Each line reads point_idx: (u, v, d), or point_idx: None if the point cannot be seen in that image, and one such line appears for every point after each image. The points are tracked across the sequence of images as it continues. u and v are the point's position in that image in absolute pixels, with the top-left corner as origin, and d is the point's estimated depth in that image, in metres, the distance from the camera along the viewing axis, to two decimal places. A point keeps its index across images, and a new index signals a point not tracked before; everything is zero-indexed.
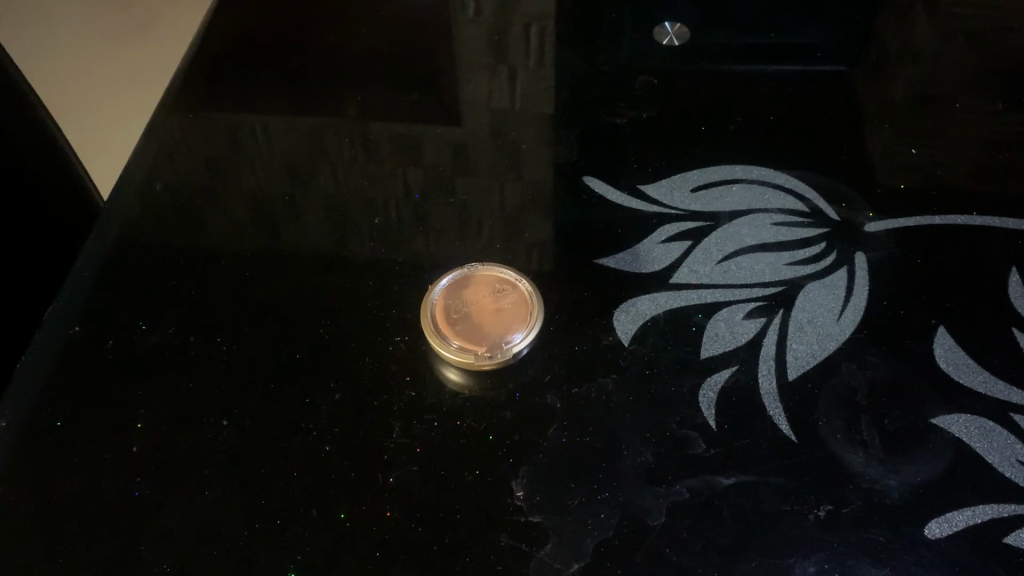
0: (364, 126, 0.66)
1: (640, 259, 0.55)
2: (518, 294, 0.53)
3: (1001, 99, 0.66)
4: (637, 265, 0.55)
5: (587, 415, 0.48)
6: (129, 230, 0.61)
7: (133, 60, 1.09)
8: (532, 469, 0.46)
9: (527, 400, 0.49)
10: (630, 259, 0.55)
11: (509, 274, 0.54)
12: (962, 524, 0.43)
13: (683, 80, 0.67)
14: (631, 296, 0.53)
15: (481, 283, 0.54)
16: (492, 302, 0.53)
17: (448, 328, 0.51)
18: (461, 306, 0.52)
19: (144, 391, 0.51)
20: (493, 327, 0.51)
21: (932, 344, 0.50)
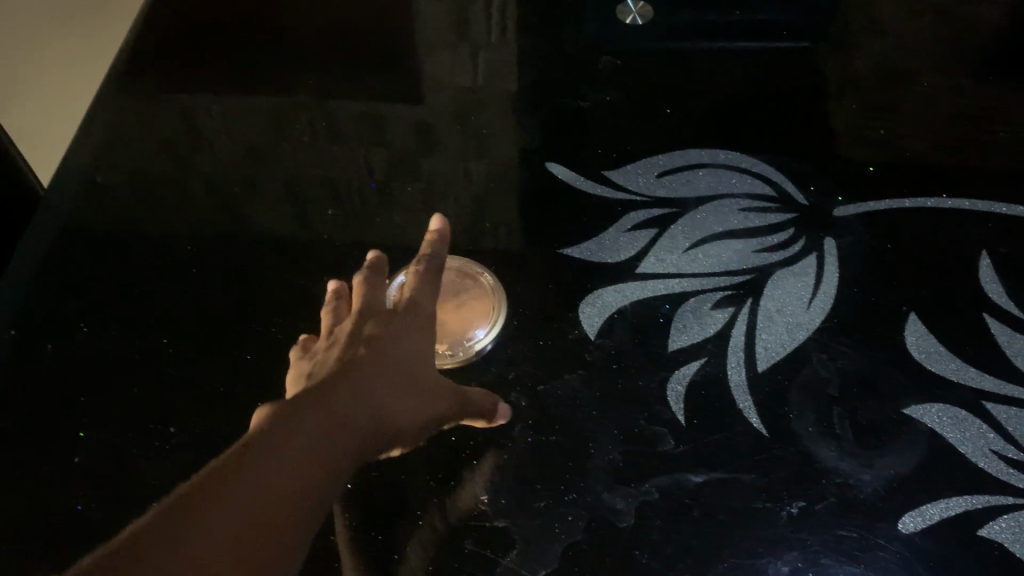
0: (317, 110, 0.64)
1: (604, 247, 0.54)
2: (479, 287, 0.52)
3: (973, 70, 0.64)
4: (602, 254, 0.53)
5: (553, 414, 0.46)
6: (69, 226, 0.58)
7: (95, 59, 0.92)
8: (496, 471, 0.45)
9: None
10: (595, 248, 0.54)
11: (470, 266, 0.53)
12: (936, 518, 0.42)
13: (647, 60, 0.65)
14: (596, 286, 0.52)
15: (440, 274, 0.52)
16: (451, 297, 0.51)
17: None
18: None
19: (88, 399, 0.49)
20: (456, 324, 0.50)
21: (903, 331, 0.49)
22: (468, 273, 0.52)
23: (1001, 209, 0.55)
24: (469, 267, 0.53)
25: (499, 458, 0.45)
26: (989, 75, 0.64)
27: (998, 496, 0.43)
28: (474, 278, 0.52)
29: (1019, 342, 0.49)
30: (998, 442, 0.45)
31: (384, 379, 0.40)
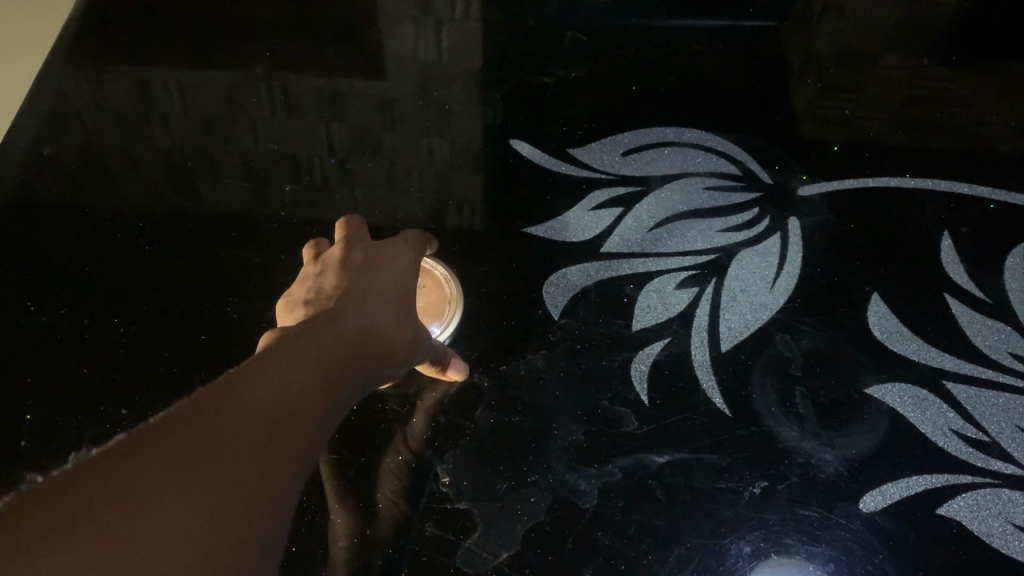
0: (275, 83, 0.62)
1: (567, 231, 0.53)
2: (432, 281, 0.49)
3: (936, 50, 0.64)
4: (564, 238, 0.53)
5: (515, 395, 0.46)
6: (15, 200, 0.56)
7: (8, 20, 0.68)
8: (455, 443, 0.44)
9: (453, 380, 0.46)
10: (558, 231, 0.53)
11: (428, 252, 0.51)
12: (896, 497, 0.42)
13: (612, 37, 0.64)
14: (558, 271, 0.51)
15: None
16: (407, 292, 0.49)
17: None
18: None
19: (33, 378, 0.48)
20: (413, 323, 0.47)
21: (866, 312, 0.49)
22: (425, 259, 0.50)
23: (963, 190, 0.55)
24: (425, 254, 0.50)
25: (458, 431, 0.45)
26: (951, 55, 0.64)
27: (957, 475, 0.43)
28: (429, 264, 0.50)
29: (980, 322, 0.49)
30: (958, 422, 0.45)
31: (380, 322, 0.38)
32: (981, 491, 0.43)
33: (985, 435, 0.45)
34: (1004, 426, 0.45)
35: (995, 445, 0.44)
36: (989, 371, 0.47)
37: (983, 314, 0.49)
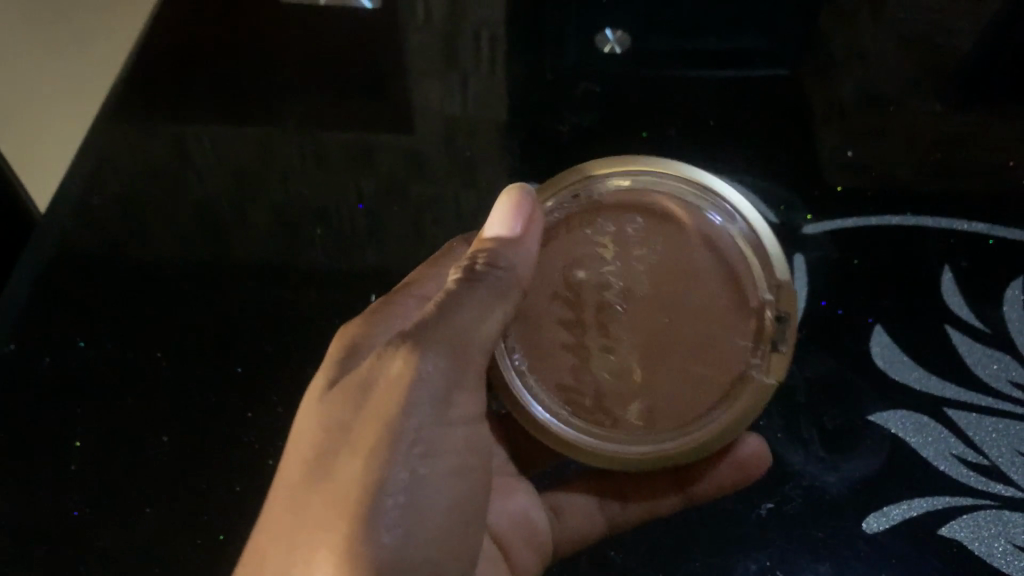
0: (309, 134, 0.66)
1: (648, 191, 0.50)
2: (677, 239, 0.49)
3: (945, 96, 0.66)
4: (666, 200, 0.50)
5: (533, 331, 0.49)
6: (65, 245, 0.62)
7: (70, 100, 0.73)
8: (759, 275, 0.48)
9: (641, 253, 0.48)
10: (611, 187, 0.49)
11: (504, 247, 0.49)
12: (898, 518, 0.45)
13: (629, 84, 0.67)
14: (672, 209, 0.49)
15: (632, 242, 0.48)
16: (634, 260, 0.48)
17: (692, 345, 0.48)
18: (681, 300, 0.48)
19: (81, 409, 0.53)
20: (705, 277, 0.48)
21: (869, 341, 0.51)
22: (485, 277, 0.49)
23: (963, 227, 0.58)
24: (577, 219, 0.49)
25: (756, 260, 0.48)
26: (961, 102, 0.66)
27: (959, 497, 0.46)
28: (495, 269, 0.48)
29: (979, 351, 0.52)
30: (959, 447, 0.48)
31: (395, 481, 0.41)
32: (982, 512, 0.45)
33: (985, 459, 0.47)
34: (1004, 451, 0.48)
35: (994, 468, 0.47)
36: (988, 400, 0.50)
37: (982, 344, 0.52)
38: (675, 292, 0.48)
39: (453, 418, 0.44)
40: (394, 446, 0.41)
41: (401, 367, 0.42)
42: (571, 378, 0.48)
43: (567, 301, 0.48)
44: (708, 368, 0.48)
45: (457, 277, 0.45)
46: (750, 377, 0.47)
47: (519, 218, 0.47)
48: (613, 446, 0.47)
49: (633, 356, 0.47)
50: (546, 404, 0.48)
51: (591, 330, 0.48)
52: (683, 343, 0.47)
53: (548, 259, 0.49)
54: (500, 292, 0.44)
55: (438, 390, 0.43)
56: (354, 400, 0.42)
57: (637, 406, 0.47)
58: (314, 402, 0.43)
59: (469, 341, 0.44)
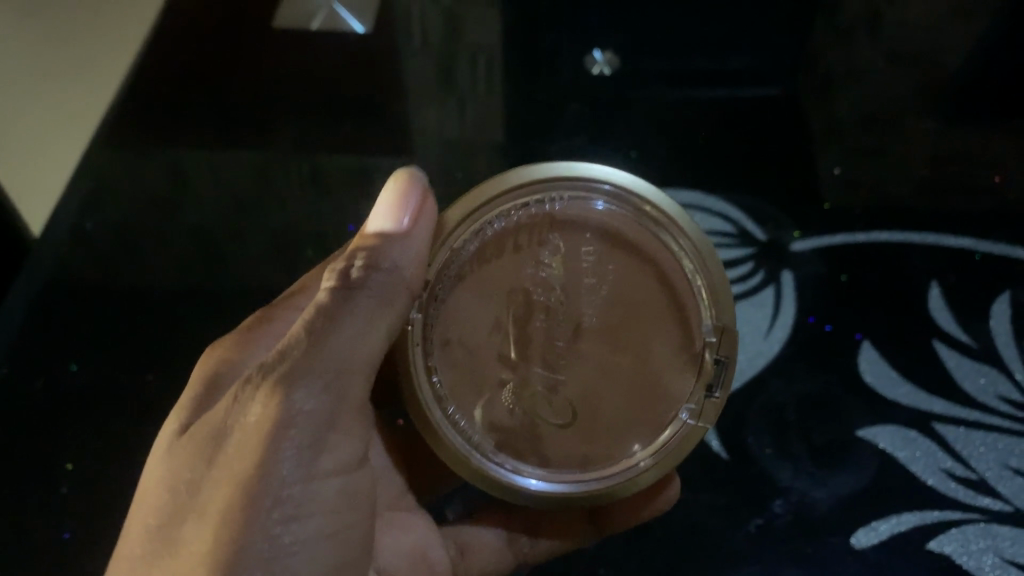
0: (304, 158, 0.66)
1: (598, 201, 0.44)
2: (624, 259, 0.45)
3: (940, 112, 0.67)
4: (617, 212, 0.44)
5: (458, 343, 0.44)
6: (59, 268, 0.62)
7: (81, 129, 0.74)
8: (706, 311, 0.44)
9: (574, 272, 0.44)
10: (565, 195, 0.44)
11: (439, 250, 0.43)
12: (886, 533, 0.47)
13: (622, 104, 0.67)
14: (624, 224, 0.45)
15: (572, 261, 0.44)
16: (580, 287, 0.44)
17: (627, 378, 0.45)
18: (617, 329, 0.45)
19: (74, 433, 0.54)
20: (648, 302, 0.45)
21: (858, 358, 0.53)
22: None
23: (951, 242, 0.59)
24: (523, 230, 0.44)
25: (704, 294, 0.44)
26: (957, 118, 0.66)
27: (946, 512, 0.48)
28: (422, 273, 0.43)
29: (968, 366, 0.53)
30: (948, 461, 0.49)
31: (255, 553, 0.38)
32: (970, 526, 0.47)
33: (973, 473, 0.49)
34: (993, 465, 0.49)
35: (982, 482, 0.49)
36: (977, 414, 0.51)
37: (971, 359, 0.53)
38: (617, 323, 0.45)
39: (325, 465, 0.41)
40: (252, 506, 0.38)
41: (262, 408, 0.38)
42: (504, 411, 0.44)
43: (507, 326, 0.44)
44: (649, 408, 0.45)
45: (332, 285, 0.40)
46: (681, 421, 0.44)
47: (408, 213, 0.42)
48: (525, 483, 0.43)
49: (565, 394, 0.45)
50: (470, 434, 0.44)
51: (531, 359, 0.44)
52: (621, 379, 0.45)
53: (487, 270, 0.44)
54: (386, 301, 0.40)
55: (310, 431, 0.39)
56: (205, 451, 0.39)
57: (566, 444, 0.45)
58: (164, 452, 0.40)
59: (346, 371, 0.40)
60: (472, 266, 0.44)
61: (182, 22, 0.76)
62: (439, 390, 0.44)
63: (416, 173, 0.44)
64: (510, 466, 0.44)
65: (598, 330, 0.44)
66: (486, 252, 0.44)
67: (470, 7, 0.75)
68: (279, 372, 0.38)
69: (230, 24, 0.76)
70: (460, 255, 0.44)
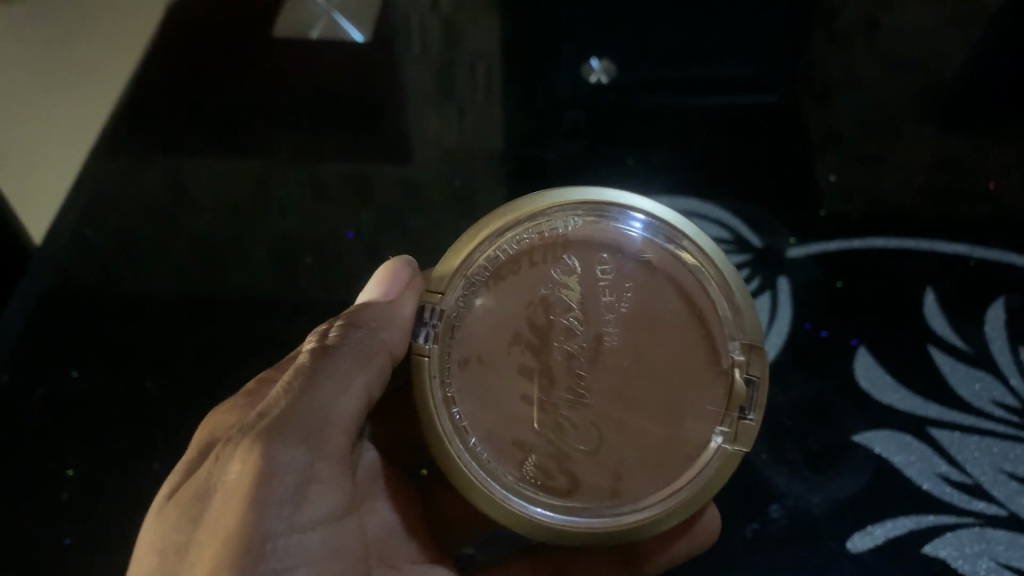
0: (303, 166, 0.67)
1: (614, 221, 0.46)
2: (642, 276, 0.45)
3: (935, 120, 0.67)
4: (632, 232, 0.46)
5: (478, 365, 0.44)
6: (59, 276, 0.63)
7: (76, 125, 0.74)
8: (730, 326, 0.45)
9: (592, 290, 0.45)
10: (576, 218, 0.46)
11: (455, 281, 0.44)
12: (881, 537, 0.47)
13: (618, 111, 0.68)
14: (640, 243, 0.46)
15: (592, 280, 0.45)
16: (600, 306, 0.45)
17: (656, 399, 0.44)
18: (643, 350, 0.44)
19: (74, 439, 0.55)
20: (670, 323, 0.45)
21: (853, 364, 0.53)
22: (426, 302, 0.44)
23: (946, 248, 0.59)
24: (537, 253, 0.45)
25: (727, 310, 0.45)
26: (951, 126, 0.67)
27: (941, 516, 0.48)
28: (438, 303, 0.44)
29: (962, 371, 0.53)
30: (943, 466, 0.50)
31: None
32: (964, 530, 0.48)
33: (968, 478, 0.49)
34: (987, 469, 0.50)
35: (977, 486, 0.49)
36: (971, 418, 0.52)
37: (965, 364, 0.54)
38: (640, 342, 0.45)
39: (307, 519, 0.41)
40: (248, 555, 0.38)
41: (241, 464, 0.39)
42: (533, 435, 0.44)
43: (529, 344, 0.44)
44: (680, 428, 0.44)
45: (312, 347, 0.43)
46: (716, 446, 0.44)
47: (389, 285, 0.46)
48: (546, 514, 0.42)
49: (590, 415, 0.44)
50: (494, 466, 0.43)
51: (555, 382, 0.44)
52: (651, 402, 0.44)
53: (504, 293, 0.45)
54: (366, 357, 0.43)
55: (297, 480, 0.40)
56: (189, 513, 0.39)
57: (594, 472, 0.44)
58: (152, 519, 0.41)
59: (327, 423, 0.42)
60: (489, 289, 0.45)
61: (181, 32, 0.77)
62: (460, 423, 0.43)
63: (402, 257, 0.48)
64: (530, 498, 0.43)
65: (621, 350, 0.44)
66: (500, 274, 0.45)
67: (468, 15, 0.76)
68: (260, 426, 0.40)
69: (229, 33, 0.76)
70: (474, 282, 0.45)
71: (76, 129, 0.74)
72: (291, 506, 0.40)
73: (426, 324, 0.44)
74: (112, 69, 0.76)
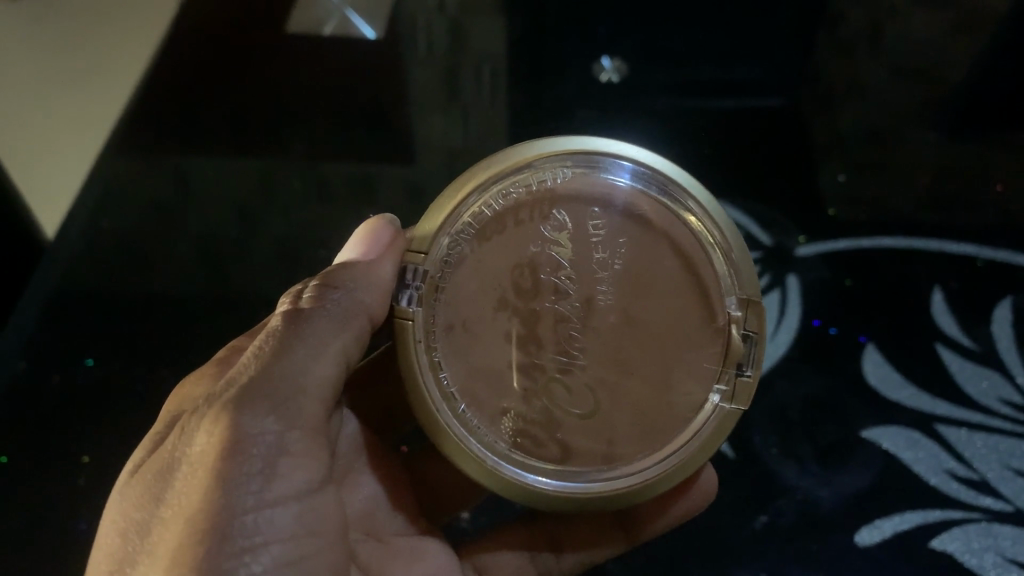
0: (315, 162, 0.67)
1: (605, 173, 0.45)
2: (636, 230, 0.45)
3: (941, 122, 0.68)
4: (625, 184, 0.46)
5: (467, 331, 0.44)
6: (74, 268, 0.63)
7: (89, 119, 0.75)
8: (726, 280, 0.45)
9: (584, 248, 0.45)
10: (566, 170, 0.45)
11: (439, 239, 0.44)
12: (890, 531, 0.48)
13: (627, 110, 0.68)
14: (633, 196, 0.46)
15: (584, 237, 0.45)
16: (592, 263, 0.45)
17: (649, 360, 0.45)
18: (636, 310, 0.45)
19: (89, 427, 0.55)
20: (662, 283, 0.45)
21: (862, 361, 0.54)
22: (409, 263, 0.44)
23: (954, 247, 0.60)
24: (524, 208, 0.45)
25: (725, 264, 0.45)
26: (958, 127, 0.67)
27: (948, 511, 0.48)
28: (421, 263, 0.44)
29: (970, 369, 0.54)
30: (950, 462, 0.50)
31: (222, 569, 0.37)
32: (971, 525, 0.48)
33: (975, 474, 0.50)
34: (994, 466, 0.50)
35: (983, 482, 0.50)
36: (978, 416, 0.52)
37: (972, 362, 0.54)
38: (630, 302, 0.45)
39: (279, 493, 0.40)
40: (216, 530, 0.37)
41: (206, 437, 0.39)
42: (520, 401, 0.44)
43: (516, 308, 0.44)
44: (674, 387, 0.45)
45: (285, 310, 0.44)
46: (715, 405, 0.44)
47: (370, 246, 0.46)
48: (540, 482, 0.43)
49: (583, 379, 0.44)
50: (483, 433, 0.43)
51: (544, 345, 0.44)
52: (645, 360, 0.45)
53: (490, 252, 0.44)
54: (341, 321, 0.43)
55: (265, 451, 0.39)
56: (155, 490, 0.40)
57: (587, 438, 0.44)
58: (121, 493, 0.41)
59: (299, 392, 0.41)
60: (475, 247, 0.44)
61: (194, 29, 0.78)
62: (450, 389, 0.43)
63: (384, 219, 0.48)
64: (524, 466, 0.43)
65: (613, 310, 0.45)
66: (487, 232, 0.44)
67: (478, 16, 0.76)
68: (226, 396, 0.40)
69: (241, 30, 0.77)
70: (460, 238, 0.44)
71: (89, 122, 0.75)
72: (266, 475, 0.39)
73: (410, 286, 0.44)
74: (124, 64, 0.77)
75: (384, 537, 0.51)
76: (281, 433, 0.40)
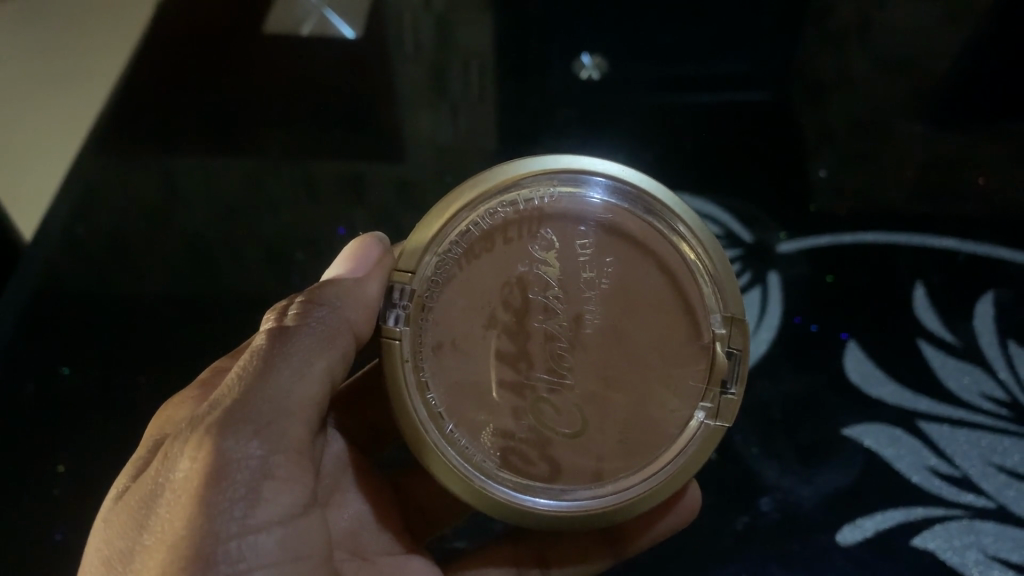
0: (296, 163, 0.67)
1: (590, 192, 0.45)
2: (624, 248, 0.45)
3: (928, 114, 0.68)
4: (611, 204, 0.45)
5: (455, 346, 0.44)
6: (50, 273, 0.63)
7: (67, 116, 0.74)
8: (712, 300, 0.45)
9: (571, 269, 0.45)
10: (553, 190, 0.45)
11: (426, 257, 0.43)
12: (871, 529, 0.48)
13: (610, 107, 0.68)
14: (619, 215, 0.45)
15: (570, 257, 0.45)
16: (579, 283, 0.45)
17: (638, 376, 0.45)
18: (626, 328, 0.45)
19: (65, 435, 0.55)
20: (650, 302, 0.45)
21: (844, 358, 0.54)
22: (395, 282, 0.43)
23: (936, 242, 0.59)
24: (512, 227, 0.44)
25: (710, 284, 0.45)
26: (943, 120, 0.67)
27: (930, 509, 0.48)
28: (408, 283, 0.43)
29: (952, 364, 0.54)
30: (932, 458, 0.50)
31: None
32: (953, 522, 0.48)
33: (957, 470, 0.50)
34: (975, 461, 0.50)
35: (965, 479, 0.50)
36: (961, 411, 0.52)
37: (954, 357, 0.54)
38: (618, 319, 0.45)
39: (263, 519, 0.39)
40: (197, 557, 0.37)
41: (190, 462, 0.38)
42: (511, 421, 0.44)
43: (505, 326, 0.44)
44: (657, 405, 0.45)
45: (270, 328, 0.43)
46: (699, 422, 0.44)
47: (358, 262, 0.47)
48: (541, 504, 0.42)
49: (572, 399, 0.44)
50: (471, 453, 0.43)
51: (533, 364, 0.44)
52: (633, 379, 0.45)
53: (478, 271, 0.44)
54: (327, 339, 0.44)
55: (249, 477, 0.39)
56: (137, 517, 0.39)
57: (575, 454, 0.44)
58: (104, 519, 0.41)
59: (284, 413, 0.41)
60: (463, 266, 0.44)
61: (173, 30, 0.77)
62: (436, 408, 0.43)
63: (373, 234, 0.48)
64: (519, 487, 0.42)
65: (600, 329, 0.45)
66: (474, 251, 0.44)
67: (462, 14, 0.76)
68: (210, 419, 0.39)
69: (221, 31, 0.76)
70: (447, 258, 0.44)
71: (66, 125, 0.74)
72: (248, 501, 0.39)
73: (396, 306, 0.43)
74: (102, 66, 0.76)
75: (370, 556, 0.50)
76: (266, 457, 0.40)
